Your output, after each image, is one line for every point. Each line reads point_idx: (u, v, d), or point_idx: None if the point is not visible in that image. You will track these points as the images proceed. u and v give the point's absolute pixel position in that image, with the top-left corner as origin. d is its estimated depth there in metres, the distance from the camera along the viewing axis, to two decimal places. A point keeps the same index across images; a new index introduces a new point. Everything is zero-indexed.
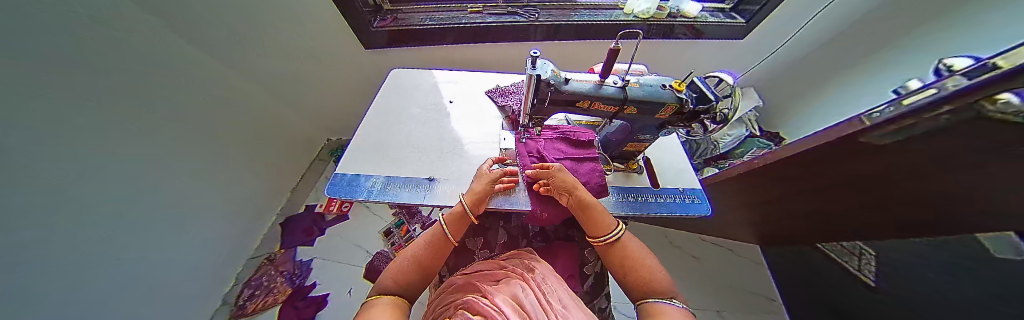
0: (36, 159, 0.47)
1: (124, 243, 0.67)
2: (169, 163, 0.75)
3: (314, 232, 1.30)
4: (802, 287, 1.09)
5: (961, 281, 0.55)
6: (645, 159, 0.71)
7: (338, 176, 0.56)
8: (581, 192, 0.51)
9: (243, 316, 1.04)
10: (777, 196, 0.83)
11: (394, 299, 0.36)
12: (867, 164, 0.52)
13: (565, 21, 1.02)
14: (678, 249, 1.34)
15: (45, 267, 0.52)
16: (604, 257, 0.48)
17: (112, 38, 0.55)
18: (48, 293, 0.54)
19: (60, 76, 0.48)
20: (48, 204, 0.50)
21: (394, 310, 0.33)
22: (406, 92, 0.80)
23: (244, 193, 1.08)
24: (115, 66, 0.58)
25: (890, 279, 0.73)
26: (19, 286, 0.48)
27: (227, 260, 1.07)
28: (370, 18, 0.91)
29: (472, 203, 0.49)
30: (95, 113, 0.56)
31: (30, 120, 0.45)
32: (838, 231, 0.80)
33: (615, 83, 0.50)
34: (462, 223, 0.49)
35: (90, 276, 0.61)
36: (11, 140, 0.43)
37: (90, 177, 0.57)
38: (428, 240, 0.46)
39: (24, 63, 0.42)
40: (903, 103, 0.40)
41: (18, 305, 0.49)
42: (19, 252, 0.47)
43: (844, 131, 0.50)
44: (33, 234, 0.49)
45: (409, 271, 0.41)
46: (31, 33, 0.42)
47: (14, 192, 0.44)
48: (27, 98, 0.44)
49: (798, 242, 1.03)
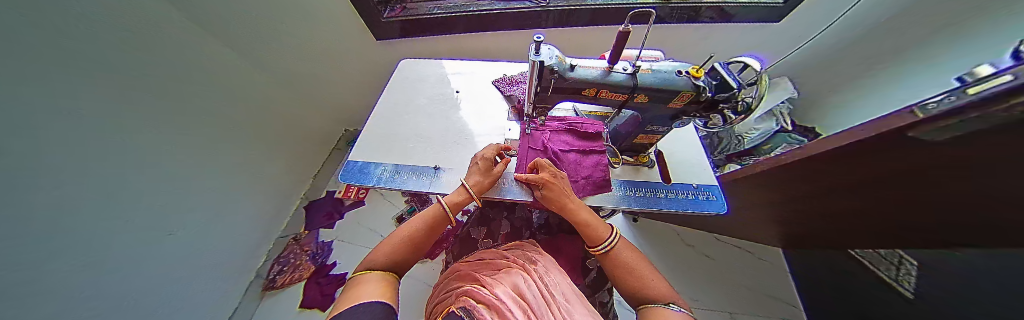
0: (87, 147, 0.51)
1: (132, 230, 0.64)
2: (185, 151, 0.74)
3: (334, 215, 1.39)
4: (827, 293, 1.02)
5: (995, 299, 0.51)
6: (658, 152, 0.68)
7: (350, 163, 0.59)
8: (574, 206, 0.50)
9: (273, 288, 1.16)
10: (806, 195, 0.76)
11: (382, 274, 0.37)
12: (923, 166, 0.45)
13: (579, 5, 0.97)
14: (690, 247, 1.30)
15: (82, 250, 0.54)
16: (603, 268, 0.45)
17: (144, 36, 0.57)
18: (80, 280, 0.56)
19: (70, 71, 0.46)
20: (89, 193, 0.53)
21: (384, 286, 0.34)
22: (415, 83, 0.81)
23: (271, 179, 1.16)
24: (132, 61, 0.56)
25: (932, 290, 0.65)
26: (29, 274, 0.46)
27: (261, 239, 1.16)
28: (380, 9, 0.93)
29: (476, 187, 0.50)
30: (122, 108, 0.56)
31: (61, 120, 0.46)
32: (904, 243, 0.68)
33: (625, 69, 0.47)
34: (462, 200, 0.50)
35: (131, 256, 0.65)
36: (58, 135, 0.46)
37: (131, 169, 0.61)
38: (426, 220, 0.46)
39: (39, 66, 0.41)
40: (971, 91, 0.34)
41: (30, 292, 0.47)
42: (28, 242, 0.45)
43: (891, 125, 0.45)
44: (43, 223, 0.46)
45: (403, 248, 0.42)
46: (41, 34, 0.40)
47: (25, 186, 0.42)
48: (67, 90, 0.46)
49: (829, 250, 0.94)
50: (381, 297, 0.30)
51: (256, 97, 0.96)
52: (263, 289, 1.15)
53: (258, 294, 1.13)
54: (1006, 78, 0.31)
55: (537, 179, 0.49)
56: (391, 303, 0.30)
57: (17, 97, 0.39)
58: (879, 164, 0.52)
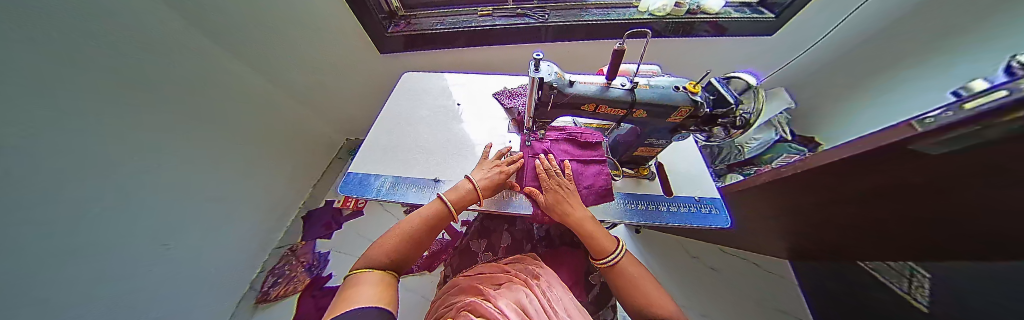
0: (86, 144, 0.52)
1: (128, 232, 0.63)
2: (183, 153, 0.74)
3: (332, 225, 1.37)
4: (835, 307, 0.98)
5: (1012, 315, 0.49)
6: (657, 164, 0.68)
7: (350, 175, 0.59)
8: (583, 219, 0.49)
9: (266, 301, 1.12)
10: (811, 206, 0.74)
11: (380, 274, 0.36)
12: (927, 176, 0.45)
13: (577, 21, 1.01)
14: (694, 259, 1.27)
15: (76, 248, 0.53)
16: (609, 281, 0.44)
17: (142, 36, 0.57)
18: (76, 281, 0.55)
19: (63, 70, 0.46)
20: (84, 195, 0.53)
21: (383, 288, 0.33)
22: (418, 95, 0.82)
23: (268, 189, 1.15)
24: (132, 59, 0.57)
25: (946, 303, 0.63)
26: (22, 276, 0.45)
27: (256, 250, 1.15)
28: (384, 24, 0.96)
29: (484, 187, 0.50)
30: (118, 106, 0.57)
31: (59, 119, 0.46)
32: (911, 253, 0.66)
33: (623, 85, 0.48)
34: (466, 202, 0.49)
35: (130, 254, 0.64)
36: (53, 132, 0.46)
37: (127, 166, 0.60)
38: (429, 217, 0.45)
39: (45, 63, 0.42)
40: (968, 106, 0.35)
41: (20, 296, 0.45)
42: (22, 242, 0.44)
43: (894, 138, 0.44)
44: (35, 223, 0.45)
45: (404, 245, 0.41)
46: (52, 34, 0.42)
47: (18, 186, 0.41)
48: (61, 89, 0.46)
49: (836, 261, 0.92)
50: (379, 301, 0.29)
51: (254, 103, 0.97)
52: (255, 302, 1.11)
53: (250, 308, 1.09)
54: (1002, 93, 0.31)
55: (547, 182, 0.52)
56: (389, 308, 0.29)
57: (11, 93, 0.38)
58: (877, 174, 0.53)
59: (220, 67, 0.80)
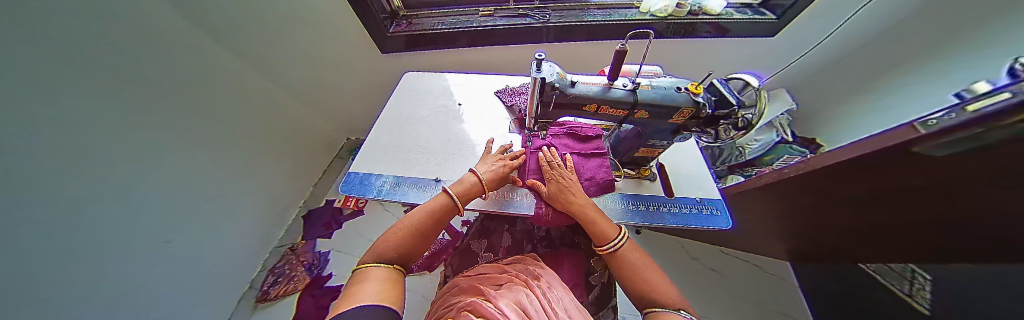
0: (86, 144, 0.52)
1: (128, 232, 0.63)
2: (184, 152, 0.74)
3: (333, 225, 1.37)
4: (836, 309, 0.98)
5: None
6: (658, 165, 0.68)
7: (351, 174, 0.59)
8: (585, 207, 0.49)
9: (266, 300, 1.12)
10: (813, 208, 0.74)
11: (389, 270, 0.35)
12: (932, 179, 0.45)
13: (578, 22, 1.01)
14: (695, 260, 1.27)
15: (76, 248, 0.53)
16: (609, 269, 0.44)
17: (141, 35, 0.57)
18: (76, 280, 0.55)
19: (63, 69, 0.46)
20: (84, 196, 0.53)
21: (388, 285, 0.33)
22: (418, 95, 0.82)
23: (269, 188, 1.15)
24: (132, 59, 0.57)
25: (947, 307, 0.63)
26: (23, 276, 0.45)
27: (256, 249, 1.15)
28: (386, 24, 0.96)
29: (489, 179, 0.51)
30: (118, 105, 0.57)
31: (58, 118, 0.46)
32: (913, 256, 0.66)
33: (625, 86, 0.48)
34: (471, 194, 0.49)
35: (130, 254, 0.64)
36: (53, 131, 0.46)
37: (127, 165, 0.60)
38: (434, 209, 0.45)
39: (45, 63, 0.42)
40: (970, 109, 0.35)
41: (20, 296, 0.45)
42: (21, 242, 0.44)
43: (896, 140, 0.44)
44: (34, 223, 0.45)
45: (410, 238, 0.41)
46: (52, 34, 0.42)
47: (18, 185, 0.42)
48: (61, 88, 0.46)
49: (836, 263, 0.92)
50: (386, 300, 0.29)
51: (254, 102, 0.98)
52: (255, 302, 1.11)
53: (250, 307, 1.09)
54: (1006, 95, 0.31)
55: (549, 173, 0.53)
56: (395, 308, 0.29)
57: (9, 92, 0.38)
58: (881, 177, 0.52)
59: (220, 66, 0.80)
